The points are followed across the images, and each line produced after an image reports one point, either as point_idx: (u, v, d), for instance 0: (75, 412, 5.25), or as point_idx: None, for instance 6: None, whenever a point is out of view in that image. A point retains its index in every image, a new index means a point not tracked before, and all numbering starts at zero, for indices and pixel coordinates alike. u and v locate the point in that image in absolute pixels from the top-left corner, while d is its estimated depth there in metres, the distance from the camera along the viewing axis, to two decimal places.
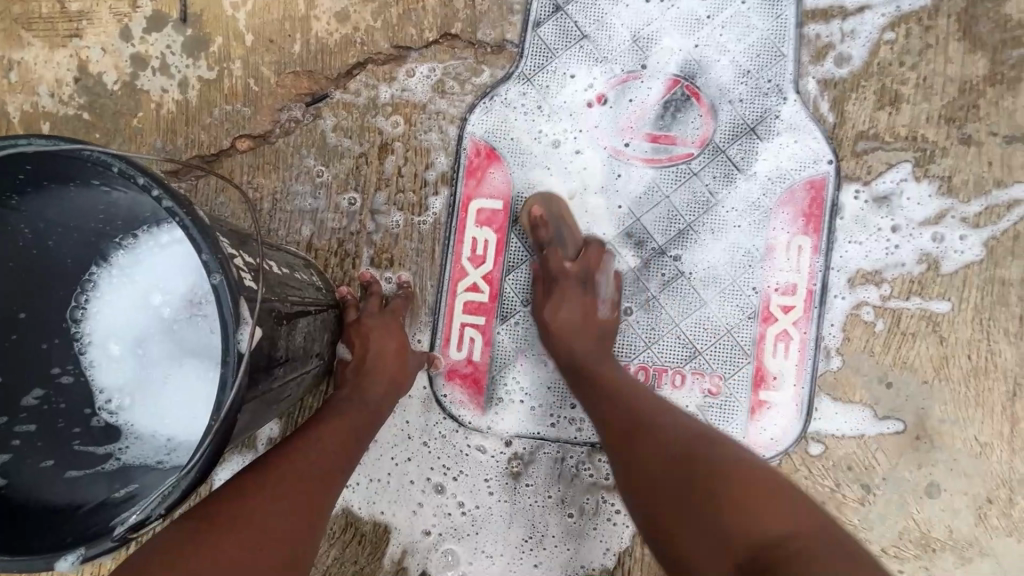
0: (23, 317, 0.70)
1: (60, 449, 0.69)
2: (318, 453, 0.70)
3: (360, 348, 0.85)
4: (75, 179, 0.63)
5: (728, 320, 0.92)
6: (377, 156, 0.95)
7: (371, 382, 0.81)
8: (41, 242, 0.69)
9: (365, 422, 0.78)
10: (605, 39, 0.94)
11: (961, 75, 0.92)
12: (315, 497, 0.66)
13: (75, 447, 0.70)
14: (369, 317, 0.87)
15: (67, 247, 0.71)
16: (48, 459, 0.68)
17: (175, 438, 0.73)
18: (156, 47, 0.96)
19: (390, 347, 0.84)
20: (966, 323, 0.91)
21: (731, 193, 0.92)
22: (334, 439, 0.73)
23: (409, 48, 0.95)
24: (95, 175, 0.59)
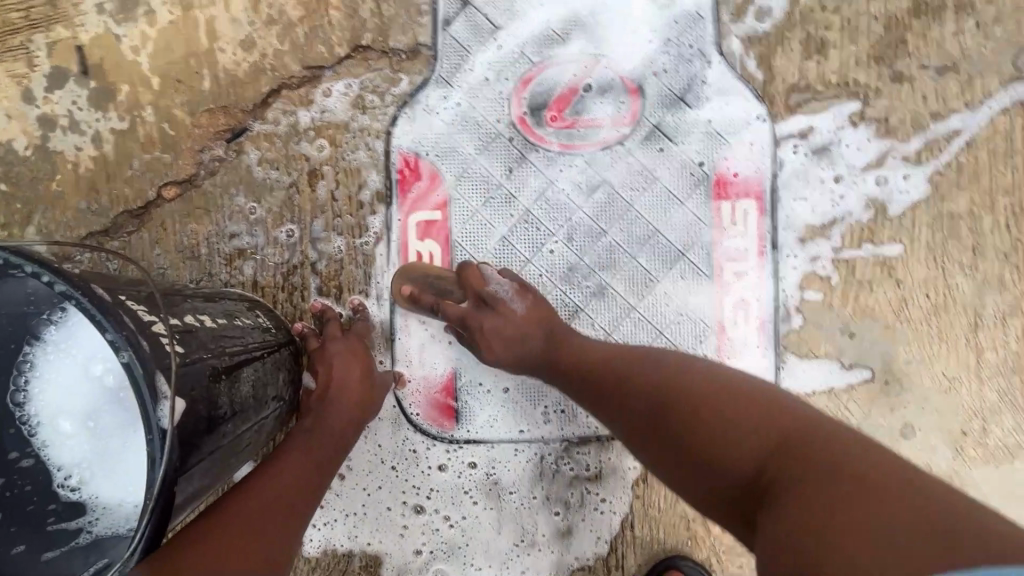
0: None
1: (33, 530, 0.69)
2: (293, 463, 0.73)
3: (327, 370, 0.82)
4: None
5: (685, 297, 0.91)
6: (307, 183, 0.92)
7: (335, 405, 0.79)
8: None
9: (334, 437, 0.78)
10: (519, 28, 0.91)
11: (884, 11, 0.90)
12: (281, 512, 0.68)
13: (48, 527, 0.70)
14: (330, 344, 0.85)
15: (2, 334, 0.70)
16: (19, 544, 0.68)
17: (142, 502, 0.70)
18: (61, 105, 0.92)
19: (357, 371, 0.83)
20: (919, 263, 0.90)
21: (669, 165, 0.91)
22: (310, 455, 0.75)
23: (322, 67, 0.92)
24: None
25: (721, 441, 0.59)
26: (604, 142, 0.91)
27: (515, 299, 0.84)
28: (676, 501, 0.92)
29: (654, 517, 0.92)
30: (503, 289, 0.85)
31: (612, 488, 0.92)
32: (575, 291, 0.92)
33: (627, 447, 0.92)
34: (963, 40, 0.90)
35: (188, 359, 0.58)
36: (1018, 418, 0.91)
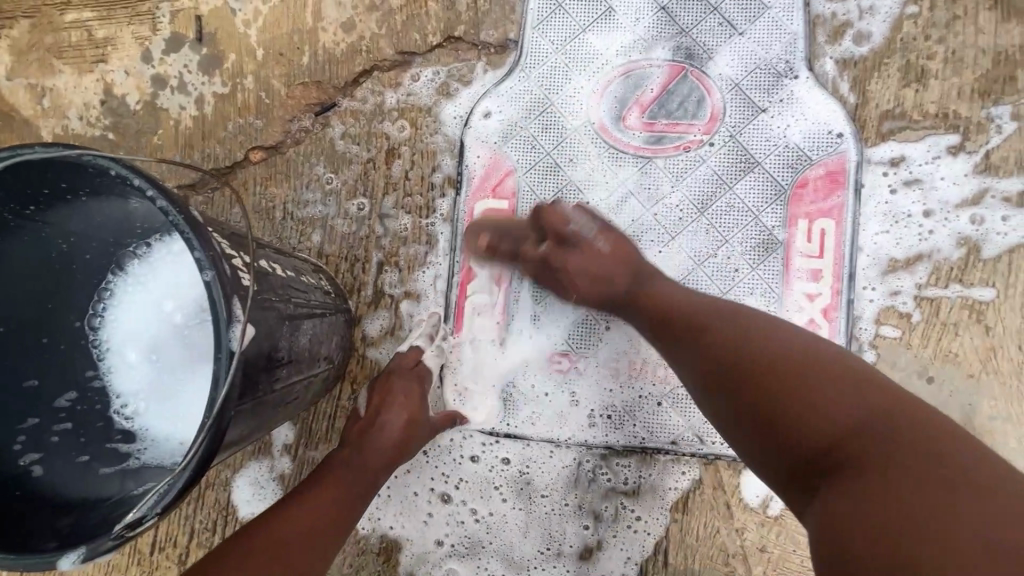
0: (78, 325, 0.73)
1: (97, 445, 0.69)
2: (300, 520, 0.69)
3: (384, 394, 0.83)
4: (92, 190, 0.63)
5: (751, 315, 0.88)
6: (384, 161, 0.96)
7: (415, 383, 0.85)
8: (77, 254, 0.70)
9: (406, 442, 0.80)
10: (606, 30, 0.93)
11: (994, 45, 0.86)
12: (324, 507, 0.71)
13: (108, 446, 0.70)
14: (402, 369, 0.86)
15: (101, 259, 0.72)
16: (84, 454, 0.68)
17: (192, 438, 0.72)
18: (174, 67, 1.00)
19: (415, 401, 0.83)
20: (1013, 311, 0.84)
21: (743, 179, 0.89)
22: (323, 513, 0.71)
23: (413, 53, 0.96)
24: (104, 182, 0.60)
25: (819, 412, 0.53)
26: (584, 238, 0.80)
27: (599, 240, 0.79)
28: (716, 533, 0.86)
29: (690, 546, 0.86)
30: (583, 227, 0.80)
31: (649, 507, 0.87)
32: None
33: (670, 466, 0.88)
34: None
35: (258, 298, 0.60)
36: None
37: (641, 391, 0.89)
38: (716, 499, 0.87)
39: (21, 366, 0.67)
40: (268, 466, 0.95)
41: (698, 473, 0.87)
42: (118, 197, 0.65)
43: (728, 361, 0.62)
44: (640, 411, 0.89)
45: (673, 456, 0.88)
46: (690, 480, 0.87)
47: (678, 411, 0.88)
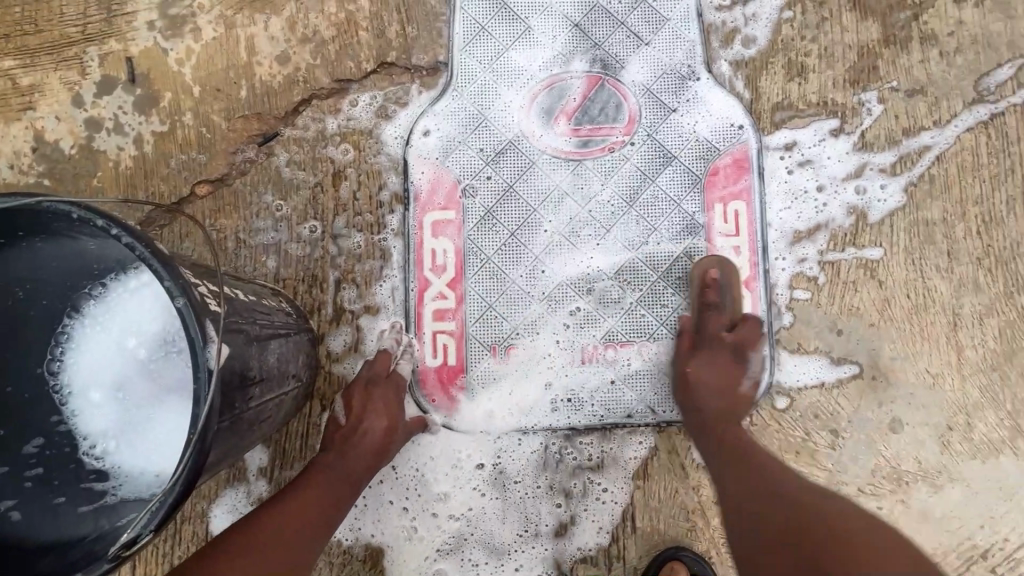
0: (39, 371, 0.73)
1: (72, 487, 0.70)
2: (276, 531, 0.72)
3: (361, 400, 0.87)
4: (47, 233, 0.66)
5: (683, 292, 0.97)
6: (331, 184, 1.00)
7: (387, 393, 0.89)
8: (35, 302, 0.72)
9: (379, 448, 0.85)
10: (527, 48, 1.01)
11: (858, 41, 1.00)
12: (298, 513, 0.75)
13: (83, 487, 0.71)
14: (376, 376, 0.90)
15: (57, 303, 0.73)
16: (60, 495, 0.69)
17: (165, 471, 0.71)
18: (108, 109, 1.01)
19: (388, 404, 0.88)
20: (899, 265, 0.97)
21: (663, 172, 0.99)
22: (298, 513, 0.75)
23: (349, 80, 1.01)
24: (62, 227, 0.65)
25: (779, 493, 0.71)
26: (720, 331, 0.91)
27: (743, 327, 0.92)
28: (676, 492, 0.95)
29: (654, 508, 0.95)
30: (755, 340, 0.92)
31: (613, 478, 0.95)
32: (580, 287, 0.98)
33: (628, 437, 0.96)
34: (929, 66, 1.00)
35: (226, 322, 0.63)
36: (1000, 415, 0.95)
37: (595, 373, 0.97)
38: (672, 462, 0.95)
39: None
40: (244, 492, 0.96)
41: (653, 441, 0.96)
42: (69, 238, 0.68)
43: (727, 466, 0.78)
44: (596, 391, 0.96)
45: (630, 429, 0.96)
46: (647, 449, 0.96)
47: (629, 386, 0.96)
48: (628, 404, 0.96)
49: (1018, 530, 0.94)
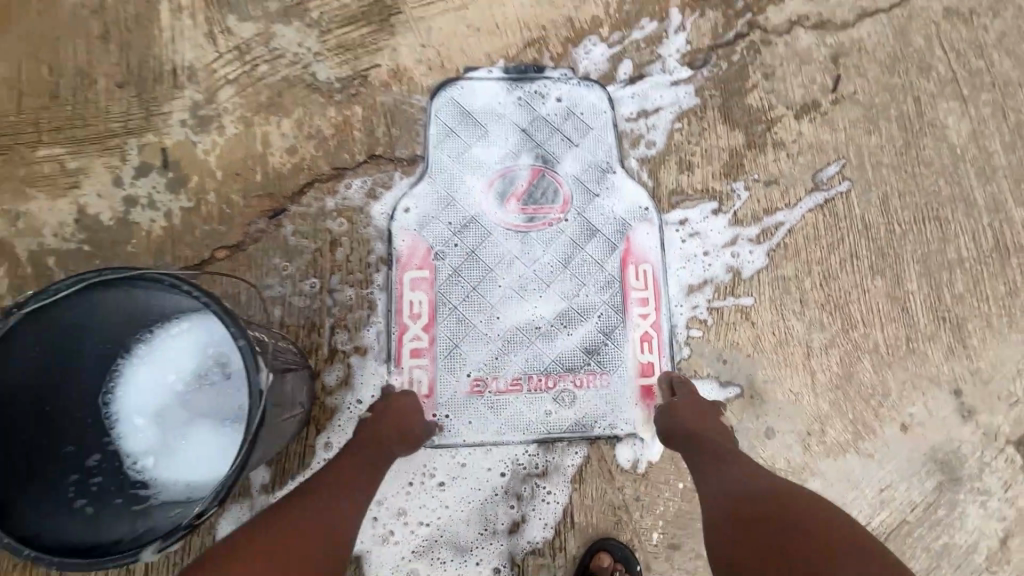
0: (101, 401, 0.96)
1: (126, 490, 0.92)
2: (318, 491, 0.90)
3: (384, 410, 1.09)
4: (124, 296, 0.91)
5: (607, 332, 1.26)
6: (329, 249, 1.25)
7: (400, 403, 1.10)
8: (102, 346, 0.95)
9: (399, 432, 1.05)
10: (485, 147, 1.32)
11: (729, 145, 1.36)
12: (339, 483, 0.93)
13: (133, 491, 0.92)
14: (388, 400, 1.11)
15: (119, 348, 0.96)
16: (118, 497, 0.91)
17: (199, 476, 0.93)
18: (144, 188, 1.24)
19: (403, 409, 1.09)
20: (766, 310, 1.29)
21: (589, 241, 1.30)
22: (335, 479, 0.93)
23: (345, 168, 1.28)
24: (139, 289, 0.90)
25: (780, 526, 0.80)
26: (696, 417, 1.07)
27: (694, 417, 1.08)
28: (605, 492, 1.20)
29: (588, 505, 1.19)
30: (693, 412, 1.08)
31: (555, 482, 1.19)
32: (528, 330, 1.25)
33: (566, 448, 1.21)
34: (780, 164, 1.36)
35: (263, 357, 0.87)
36: (845, 422, 1.26)
37: (539, 397, 1.22)
38: (601, 467, 1.21)
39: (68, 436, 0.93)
40: (248, 506, 1.14)
41: (586, 451, 1.21)
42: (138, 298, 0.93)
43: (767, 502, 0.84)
44: (541, 412, 1.22)
45: (567, 442, 1.21)
46: (581, 458, 1.21)
47: (567, 408, 1.22)
48: (566, 422, 1.22)
49: (863, 512, 1.23)
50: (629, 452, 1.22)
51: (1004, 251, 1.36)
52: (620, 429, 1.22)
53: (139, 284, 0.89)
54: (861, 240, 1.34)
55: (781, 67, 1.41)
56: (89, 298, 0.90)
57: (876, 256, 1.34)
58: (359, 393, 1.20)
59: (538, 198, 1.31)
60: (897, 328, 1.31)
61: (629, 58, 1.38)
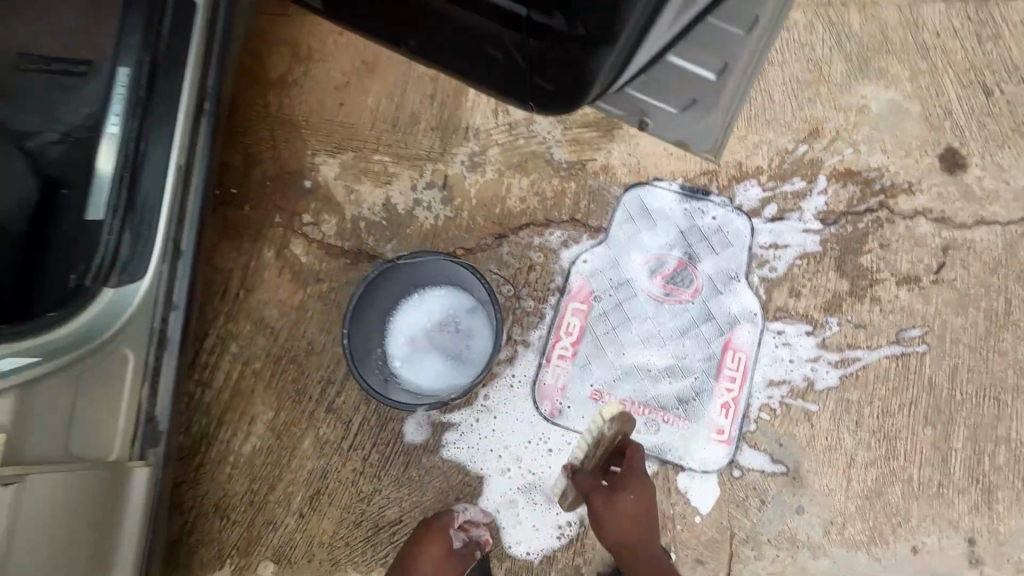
0: (387, 320, 1.61)
1: (390, 374, 1.57)
2: None
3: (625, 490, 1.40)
4: (427, 266, 1.56)
5: (697, 392, 1.71)
6: (526, 270, 1.83)
7: (630, 483, 1.40)
8: (399, 288, 1.60)
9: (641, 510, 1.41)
10: (651, 235, 1.84)
11: (835, 288, 1.77)
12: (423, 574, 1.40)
13: (393, 376, 1.57)
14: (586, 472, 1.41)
15: (406, 292, 1.61)
16: (386, 376, 1.56)
17: (428, 381, 1.58)
18: (427, 196, 1.92)
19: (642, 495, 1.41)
20: (826, 418, 1.67)
21: (705, 324, 1.76)
22: None
23: (552, 220, 1.86)
24: (439, 265, 1.55)
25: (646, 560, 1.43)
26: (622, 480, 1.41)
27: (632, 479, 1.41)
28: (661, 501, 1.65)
29: None
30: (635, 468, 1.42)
31: None
32: (641, 370, 1.74)
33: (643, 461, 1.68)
34: (872, 315, 1.74)
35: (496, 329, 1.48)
36: (863, 526, 1.61)
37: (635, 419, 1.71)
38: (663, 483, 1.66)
39: (370, 333, 1.57)
40: (426, 415, 1.72)
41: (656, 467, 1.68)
42: (433, 269, 1.57)
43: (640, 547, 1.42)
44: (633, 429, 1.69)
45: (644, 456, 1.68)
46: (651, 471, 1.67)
47: (652, 433, 1.70)
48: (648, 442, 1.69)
49: None
50: (686, 480, 1.66)
51: None
52: (685, 462, 1.67)
53: (441, 263, 1.54)
54: (924, 394, 1.68)
55: (896, 242, 1.80)
56: (412, 261, 1.54)
57: (932, 410, 1.66)
58: (515, 372, 1.74)
59: (677, 281, 1.80)
60: (933, 472, 1.62)
61: (776, 203, 1.85)
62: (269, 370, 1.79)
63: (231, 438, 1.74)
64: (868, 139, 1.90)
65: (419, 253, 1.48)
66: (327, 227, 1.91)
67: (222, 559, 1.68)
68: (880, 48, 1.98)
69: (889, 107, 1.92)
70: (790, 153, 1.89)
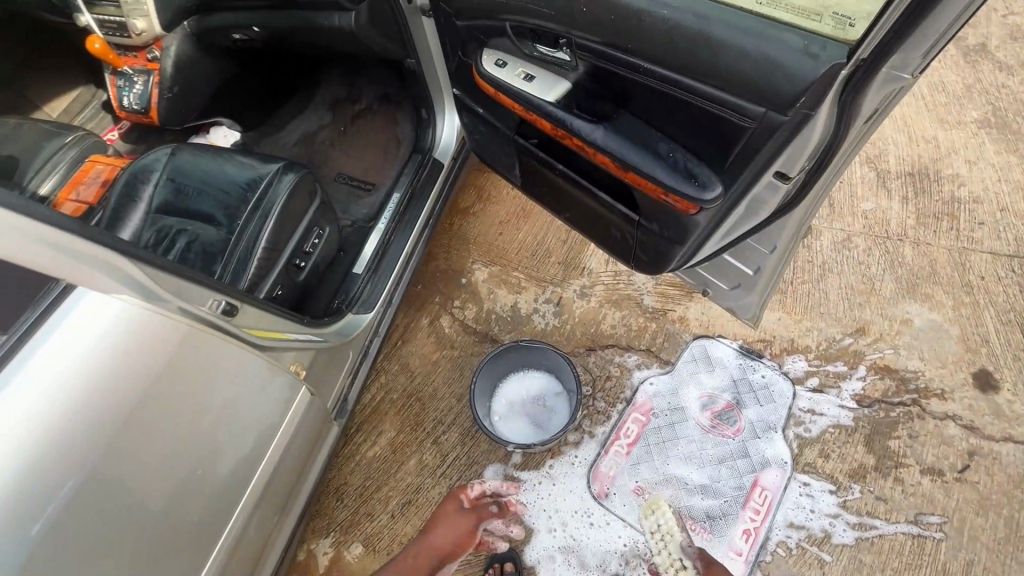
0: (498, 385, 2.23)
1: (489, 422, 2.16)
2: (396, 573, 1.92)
3: None
4: (537, 354, 2.18)
5: (725, 514, 2.05)
6: (604, 379, 2.38)
7: None
8: (514, 364, 2.23)
9: None
10: (709, 377, 2.32)
11: (862, 461, 2.09)
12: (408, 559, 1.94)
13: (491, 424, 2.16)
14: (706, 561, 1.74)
15: (517, 368, 2.24)
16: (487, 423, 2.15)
17: (514, 435, 2.14)
18: (544, 308, 2.61)
19: None
20: (837, 571, 1.93)
21: (742, 459, 2.14)
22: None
23: (633, 347, 2.44)
24: (546, 355, 2.17)
25: None
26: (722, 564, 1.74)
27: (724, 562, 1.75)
28: None
29: None
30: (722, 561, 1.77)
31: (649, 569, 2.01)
32: (680, 482, 2.13)
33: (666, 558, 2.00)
34: (894, 492, 2.02)
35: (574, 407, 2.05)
36: None
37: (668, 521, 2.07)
38: None
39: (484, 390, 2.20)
40: (503, 467, 2.23)
41: None
42: (540, 357, 2.19)
43: None
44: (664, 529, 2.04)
45: None
46: None
47: None
48: None
49: None
50: None
51: None
52: None
53: (548, 354, 2.16)
54: None
55: (925, 436, 2.10)
56: (528, 348, 2.18)
57: None
58: (578, 453, 2.22)
59: (724, 418, 2.23)
60: None
61: (819, 377, 2.27)
62: (402, 401, 2.44)
63: (362, 442, 2.37)
64: (908, 346, 2.30)
65: (535, 343, 2.12)
66: (468, 312, 2.65)
67: (328, 531, 2.21)
68: (927, 278, 2.45)
69: (930, 325, 2.34)
70: (838, 342, 2.34)
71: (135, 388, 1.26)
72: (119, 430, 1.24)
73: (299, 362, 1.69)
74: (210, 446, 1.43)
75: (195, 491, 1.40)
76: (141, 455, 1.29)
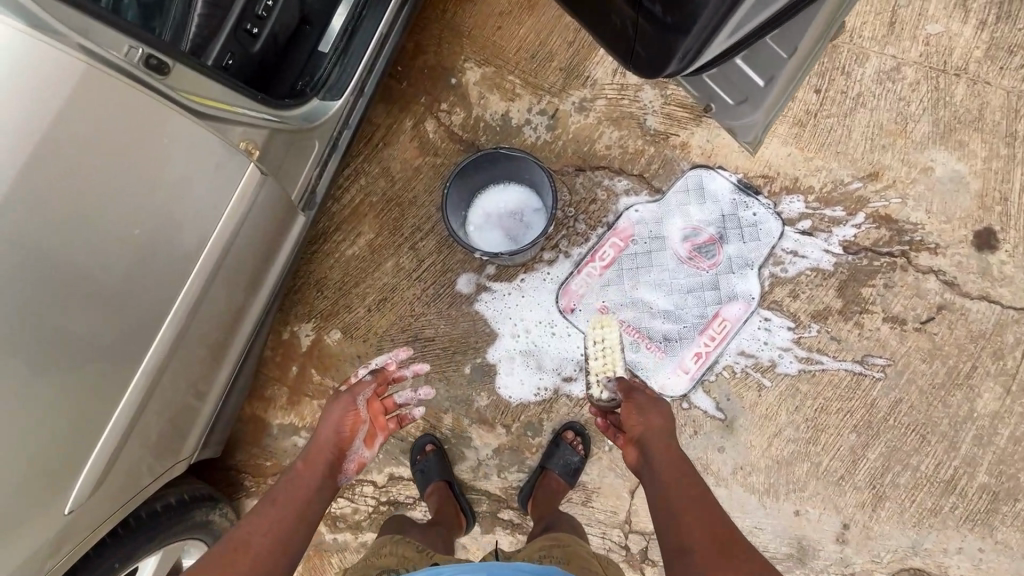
0: (475, 195, 2.16)
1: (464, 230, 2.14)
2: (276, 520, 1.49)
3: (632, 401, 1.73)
4: (519, 165, 2.07)
5: (680, 337, 2.14)
6: (588, 201, 2.28)
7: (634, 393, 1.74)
8: (494, 175, 2.13)
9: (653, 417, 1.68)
10: (697, 209, 2.22)
11: (828, 304, 2.10)
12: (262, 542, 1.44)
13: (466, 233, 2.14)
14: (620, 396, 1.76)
15: (497, 179, 2.14)
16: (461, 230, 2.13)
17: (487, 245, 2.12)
18: (536, 119, 2.37)
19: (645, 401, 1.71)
20: (772, 394, 2.07)
21: (710, 291, 2.16)
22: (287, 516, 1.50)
23: (624, 171, 2.28)
24: (527, 166, 2.05)
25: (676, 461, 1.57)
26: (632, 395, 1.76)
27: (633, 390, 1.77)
28: None
29: None
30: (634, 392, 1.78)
31: None
32: (644, 306, 2.19)
33: None
34: (850, 335, 2.07)
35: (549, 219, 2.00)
36: (765, 479, 2.05)
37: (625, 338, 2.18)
38: None
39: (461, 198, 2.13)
40: (475, 276, 2.28)
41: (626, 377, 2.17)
42: (521, 169, 2.08)
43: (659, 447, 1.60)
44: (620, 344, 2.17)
45: None
46: None
47: (632, 352, 2.17)
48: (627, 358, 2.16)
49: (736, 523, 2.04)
50: None
51: (946, 483, 1.99)
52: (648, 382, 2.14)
53: (528, 165, 2.04)
54: (863, 409, 2.04)
55: (900, 287, 2.08)
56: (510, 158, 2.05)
57: (863, 422, 2.03)
58: (551, 270, 2.25)
59: (702, 251, 2.20)
60: (839, 464, 2.03)
61: (812, 221, 2.15)
62: (380, 205, 2.39)
63: (341, 242, 2.38)
64: (919, 196, 2.13)
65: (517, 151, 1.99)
66: (454, 117, 2.43)
67: (309, 318, 2.36)
68: (970, 123, 2.15)
69: (952, 176, 2.13)
70: (844, 185, 2.16)
71: (66, 144, 1.31)
72: (61, 183, 1.32)
73: (250, 141, 1.62)
74: (164, 214, 1.48)
75: (156, 258, 1.49)
76: (92, 216, 1.37)
